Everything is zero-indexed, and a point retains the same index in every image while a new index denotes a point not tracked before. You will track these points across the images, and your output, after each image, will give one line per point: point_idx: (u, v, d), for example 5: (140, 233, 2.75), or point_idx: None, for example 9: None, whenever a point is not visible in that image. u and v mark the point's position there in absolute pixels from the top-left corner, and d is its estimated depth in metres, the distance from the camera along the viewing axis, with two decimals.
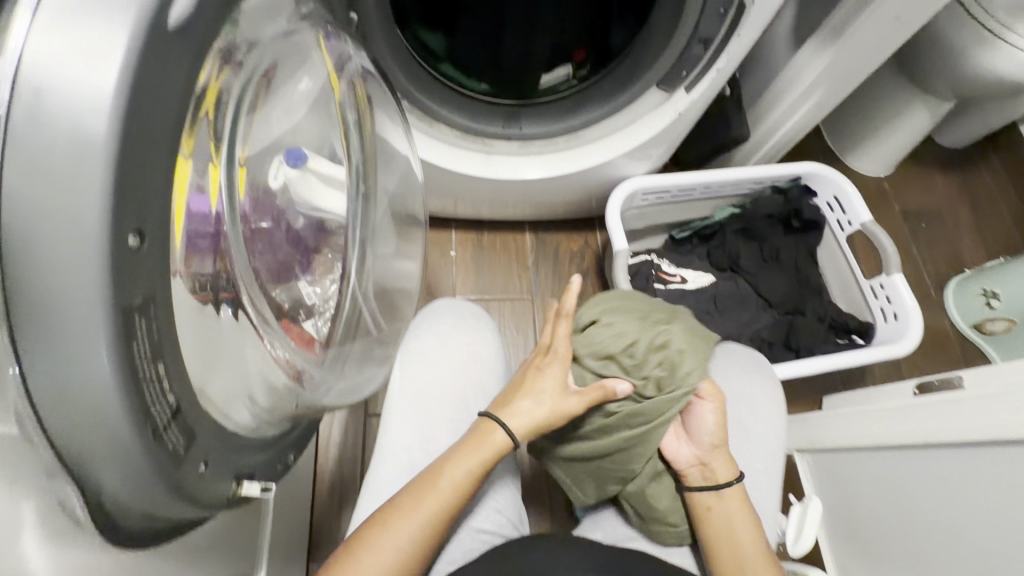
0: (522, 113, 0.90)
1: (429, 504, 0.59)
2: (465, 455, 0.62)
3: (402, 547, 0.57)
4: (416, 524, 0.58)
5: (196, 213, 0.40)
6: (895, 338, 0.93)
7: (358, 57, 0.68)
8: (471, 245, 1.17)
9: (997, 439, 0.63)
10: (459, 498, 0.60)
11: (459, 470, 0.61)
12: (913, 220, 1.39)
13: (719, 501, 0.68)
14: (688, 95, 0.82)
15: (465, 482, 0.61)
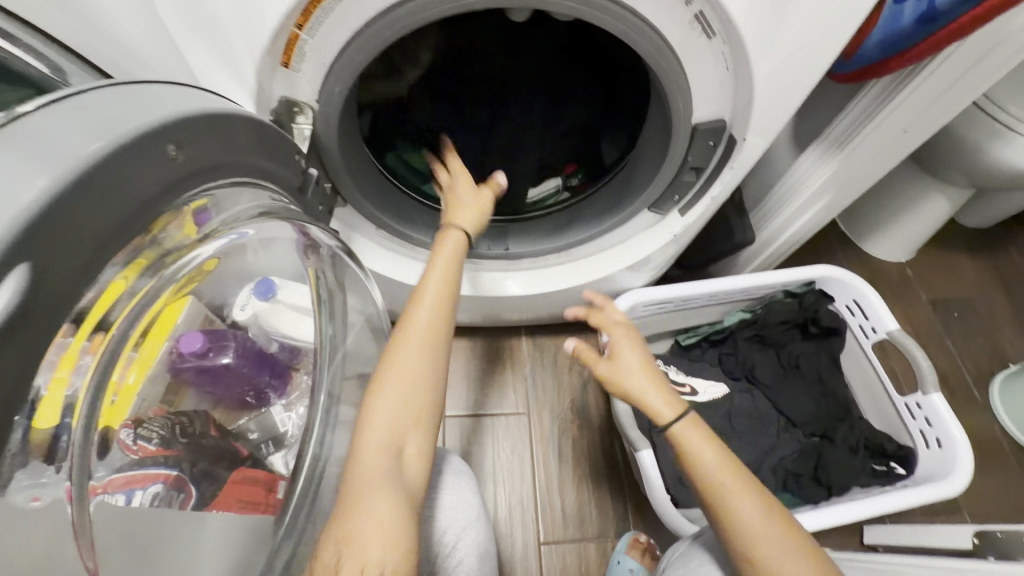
0: (510, 231, 0.87)
1: (413, 342, 0.59)
2: (420, 295, 0.63)
3: (403, 388, 0.56)
4: (411, 361, 0.58)
5: (52, 442, 0.35)
6: (941, 470, 0.81)
7: (327, 241, 0.67)
8: (463, 353, 1.11)
9: None
10: (438, 320, 0.61)
11: (421, 309, 0.62)
12: (943, 309, 1.28)
13: (693, 441, 0.63)
14: (682, 218, 0.77)
15: (434, 318, 0.61)
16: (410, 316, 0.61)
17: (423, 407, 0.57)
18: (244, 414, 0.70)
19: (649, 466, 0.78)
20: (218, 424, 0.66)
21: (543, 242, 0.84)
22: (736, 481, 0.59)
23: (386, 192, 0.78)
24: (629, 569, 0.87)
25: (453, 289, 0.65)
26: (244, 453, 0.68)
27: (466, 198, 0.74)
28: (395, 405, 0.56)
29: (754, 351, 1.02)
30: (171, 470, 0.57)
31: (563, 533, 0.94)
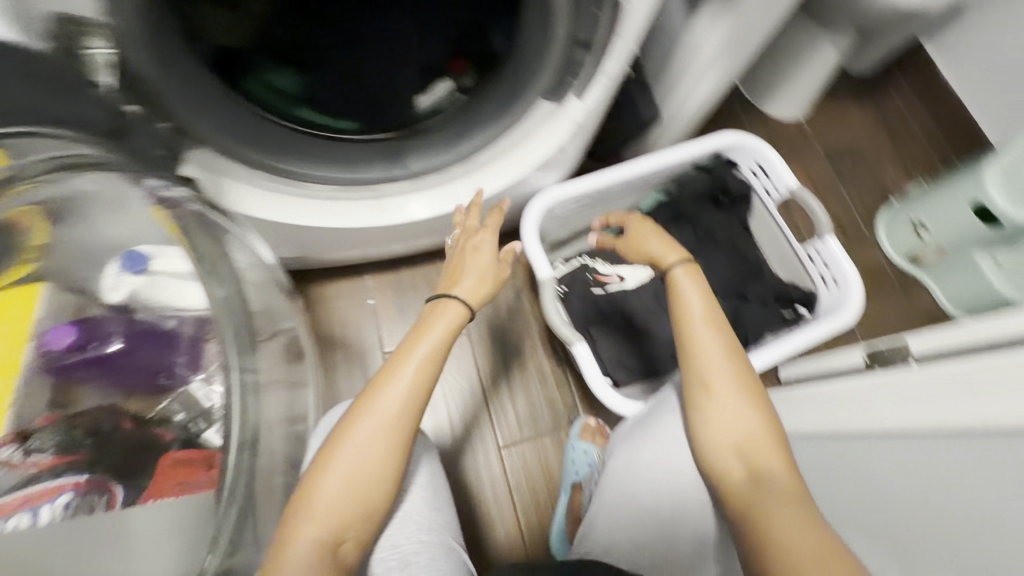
0: (410, 148, 0.78)
1: (377, 422, 0.53)
2: (399, 367, 0.56)
3: (354, 471, 0.52)
4: (367, 445, 0.53)
5: None
6: (837, 305, 0.90)
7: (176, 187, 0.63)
8: (390, 286, 1.06)
9: (928, 433, 0.59)
10: (412, 406, 0.55)
11: (398, 382, 0.55)
12: (836, 159, 1.36)
13: (684, 285, 0.68)
14: (581, 102, 0.72)
15: (407, 401, 0.55)
16: (381, 391, 0.55)
17: (375, 496, 0.53)
18: (166, 396, 0.71)
19: (585, 358, 0.81)
20: (133, 415, 0.68)
21: (439, 153, 0.77)
22: (712, 341, 0.63)
23: (241, 119, 0.67)
24: (583, 451, 0.93)
25: (437, 366, 0.58)
26: (169, 435, 0.69)
27: (481, 269, 0.66)
28: (348, 477, 0.52)
29: (671, 232, 1.04)
30: (78, 476, 0.60)
31: (519, 434, 0.99)
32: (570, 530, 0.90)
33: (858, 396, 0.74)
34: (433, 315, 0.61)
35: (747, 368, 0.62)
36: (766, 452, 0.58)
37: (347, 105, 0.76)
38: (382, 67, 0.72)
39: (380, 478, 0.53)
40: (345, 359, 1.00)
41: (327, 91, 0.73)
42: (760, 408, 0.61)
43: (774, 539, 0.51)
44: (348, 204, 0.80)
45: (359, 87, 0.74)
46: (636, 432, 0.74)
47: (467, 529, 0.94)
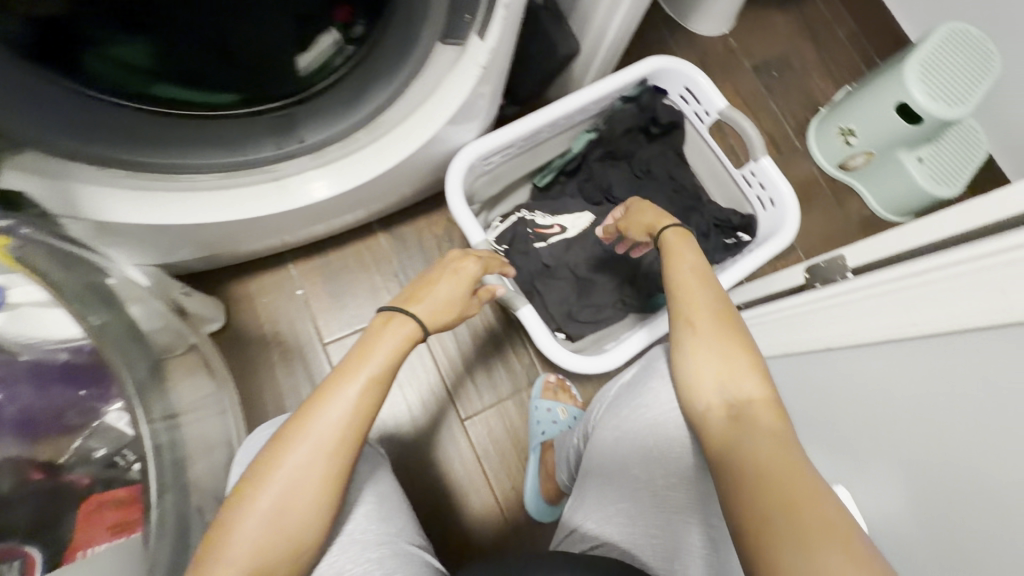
0: (300, 118, 0.68)
1: (308, 454, 0.49)
2: (337, 390, 0.51)
3: (277, 507, 0.47)
4: (298, 473, 0.48)
5: None
6: (777, 225, 0.89)
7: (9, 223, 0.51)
8: (318, 272, 0.98)
9: (881, 340, 0.62)
10: (348, 436, 0.50)
11: (333, 407, 0.50)
12: (764, 72, 1.33)
13: (680, 246, 0.68)
14: (483, 41, 0.64)
15: (348, 426, 0.50)
16: (314, 416, 0.50)
17: (302, 536, 0.48)
18: (76, 435, 0.64)
19: (532, 320, 0.78)
20: (41, 464, 0.60)
21: (337, 120, 0.68)
22: (699, 293, 0.62)
23: (97, 115, 0.58)
24: (547, 410, 0.93)
25: (380, 390, 0.53)
26: (85, 481, 0.62)
27: (450, 292, 0.61)
28: (275, 509, 0.47)
29: (604, 172, 0.99)
30: None
31: (481, 403, 0.97)
32: (545, 492, 0.89)
33: (809, 315, 0.75)
34: (389, 329, 0.56)
35: (735, 317, 0.60)
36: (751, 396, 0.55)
37: (223, 80, 0.64)
38: (255, 36, 0.59)
39: (308, 516, 0.48)
40: (283, 359, 0.93)
41: (189, 58, 0.59)
42: (747, 353, 0.57)
43: (757, 478, 0.47)
44: (240, 190, 0.70)
45: (229, 54, 0.60)
46: (624, 397, 0.66)
47: (442, 505, 0.93)
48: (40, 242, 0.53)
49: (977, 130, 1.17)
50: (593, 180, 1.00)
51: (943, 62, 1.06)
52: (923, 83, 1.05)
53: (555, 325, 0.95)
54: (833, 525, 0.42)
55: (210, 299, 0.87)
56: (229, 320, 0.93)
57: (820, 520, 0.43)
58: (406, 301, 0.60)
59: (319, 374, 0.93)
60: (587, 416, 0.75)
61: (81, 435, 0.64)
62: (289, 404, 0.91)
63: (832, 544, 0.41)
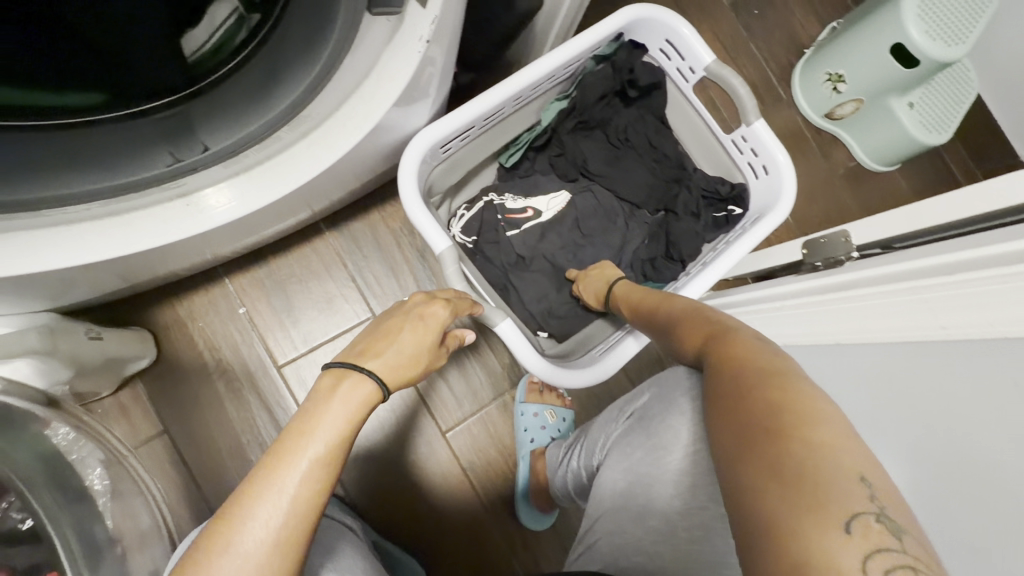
0: (200, 119, 0.55)
1: (233, 575, 0.38)
2: (272, 481, 0.41)
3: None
4: None
5: None
6: (771, 197, 0.81)
7: None
8: (259, 286, 0.85)
9: (901, 341, 0.56)
10: (288, 541, 0.40)
11: (265, 501, 0.40)
12: (745, 11, 1.20)
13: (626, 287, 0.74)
14: (425, 11, 0.50)
15: (290, 523, 0.40)
16: (240, 520, 0.39)
17: None
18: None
19: (512, 336, 0.69)
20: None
21: (252, 116, 0.55)
22: (665, 304, 0.64)
23: None
24: (534, 414, 0.87)
25: (330, 471, 0.44)
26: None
27: (415, 344, 0.55)
28: None
29: (577, 145, 0.87)
30: None
31: (461, 413, 0.89)
32: (535, 500, 0.85)
33: (816, 304, 0.69)
34: (343, 386, 0.48)
35: (700, 307, 0.60)
36: (710, 339, 0.52)
37: (89, 76, 0.49)
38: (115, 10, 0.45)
39: None
40: (232, 389, 0.82)
41: (33, 50, 0.44)
42: (706, 323, 0.55)
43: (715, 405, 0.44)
44: (138, 215, 0.56)
45: (89, 42, 0.46)
46: (633, 432, 0.60)
47: (428, 524, 0.87)
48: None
49: (969, 69, 1.09)
50: (565, 155, 0.88)
51: None
52: (919, 20, 0.95)
53: (534, 325, 0.86)
54: (781, 414, 0.38)
55: (129, 333, 0.74)
56: (160, 351, 0.80)
57: (773, 411, 0.39)
58: (362, 356, 0.52)
59: (275, 402, 0.83)
60: (584, 447, 0.71)
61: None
62: (246, 439, 0.81)
63: (780, 439, 0.37)
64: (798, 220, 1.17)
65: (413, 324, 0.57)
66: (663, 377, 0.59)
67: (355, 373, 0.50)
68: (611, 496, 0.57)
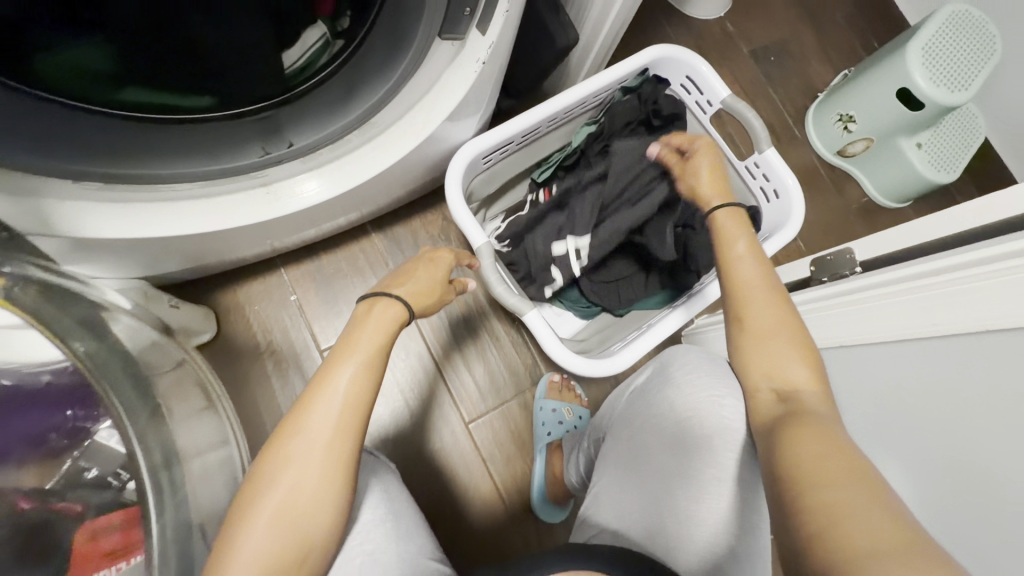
0: (287, 120, 0.65)
1: (304, 452, 0.45)
2: (329, 379, 0.48)
3: (278, 517, 0.44)
4: (300, 468, 0.45)
5: None
6: (782, 218, 0.87)
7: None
8: (310, 278, 0.94)
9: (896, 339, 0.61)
10: (345, 427, 0.47)
11: (326, 395, 0.48)
12: (762, 57, 1.30)
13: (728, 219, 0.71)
14: (484, 37, 0.60)
15: (348, 412, 0.48)
16: (308, 410, 0.47)
17: (318, 530, 0.45)
18: (66, 457, 0.65)
19: (539, 325, 0.76)
20: (33, 494, 0.60)
21: (331, 119, 0.65)
22: (756, 279, 0.63)
23: (80, 132, 0.54)
24: (552, 410, 0.92)
25: (376, 372, 0.51)
26: (80, 504, 0.63)
27: (432, 278, 0.63)
28: (280, 505, 0.44)
29: (634, 140, 0.84)
30: None
31: (483, 406, 0.95)
32: (550, 493, 0.88)
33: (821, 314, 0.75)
34: (374, 311, 0.55)
35: (790, 304, 0.60)
36: (798, 375, 0.54)
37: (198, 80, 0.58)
38: (222, 26, 0.53)
39: (317, 510, 0.45)
40: (277, 369, 0.90)
41: (161, 59, 0.54)
42: (806, 349, 0.56)
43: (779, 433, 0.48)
44: (231, 197, 0.66)
45: (205, 56, 0.56)
46: (638, 399, 0.67)
47: (449, 511, 0.91)
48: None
49: (976, 115, 1.17)
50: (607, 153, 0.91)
51: (946, 45, 1.04)
52: (925, 68, 1.03)
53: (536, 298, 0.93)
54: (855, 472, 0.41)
55: (198, 308, 0.84)
56: (220, 329, 0.89)
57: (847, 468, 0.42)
58: (386, 287, 0.59)
59: None
60: (599, 423, 0.76)
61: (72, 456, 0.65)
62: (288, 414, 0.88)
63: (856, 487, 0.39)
64: (811, 248, 1.23)
65: (426, 264, 0.64)
66: (668, 356, 0.67)
67: (380, 297, 0.56)
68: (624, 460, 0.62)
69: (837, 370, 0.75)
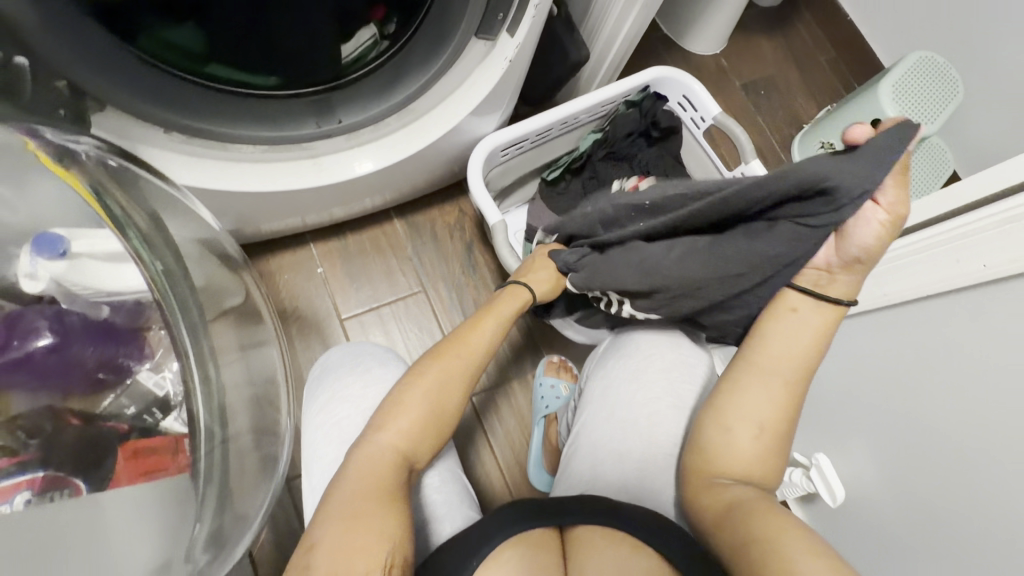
0: (337, 102, 0.75)
1: (452, 371, 0.64)
2: (481, 326, 0.69)
3: (421, 413, 0.60)
4: (444, 379, 0.63)
5: None
6: None
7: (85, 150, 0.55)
8: (337, 254, 1.03)
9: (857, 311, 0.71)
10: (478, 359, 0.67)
11: (477, 338, 0.68)
12: (753, 90, 1.44)
13: (805, 308, 0.61)
14: (512, 39, 0.72)
15: (486, 347, 0.68)
16: (463, 342, 0.67)
17: (443, 426, 0.62)
18: (109, 392, 0.64)
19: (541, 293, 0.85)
20: (81, 410, 0.62)
21: (375, 105, 0.76)
22: (787, 370, 0.60)
23: (165, 93, 0.64)
24: (551, 386, 0.99)
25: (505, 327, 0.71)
26: (126, 427, 0.63)
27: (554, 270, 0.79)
28: (425, 402, 0.61)
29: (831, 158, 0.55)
30: (36, 472, 0.56)
31: (487, 379, 1.03)
32: (548, 460, 0.95)
33: None
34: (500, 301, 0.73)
35: (796, 400, 0.60)
36: (758, 471, 0.58)
37: (267, 61, 0.69)
38: (297, 17, 0.64)
39: (450, 413, 0.63)
40: (301, 333, 0.98)
41: (241, 43, 0.65)
42: (777, 453, 0.59)
43: (727, 514, 0.54)
44: (284, 164, 0.77)
45: (278, 44, 0.67)
46: (617, 344, 0.77)
47: None
48: (59, 144, 0.54)
49: (945, 148, 1.29)
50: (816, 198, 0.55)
51: (914, 86, 1.17)
52: (894, 102, 1.16)
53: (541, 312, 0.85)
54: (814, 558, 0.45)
55: None
56: None
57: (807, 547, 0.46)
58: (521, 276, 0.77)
59: None
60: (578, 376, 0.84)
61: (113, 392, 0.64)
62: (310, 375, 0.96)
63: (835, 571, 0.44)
64: None
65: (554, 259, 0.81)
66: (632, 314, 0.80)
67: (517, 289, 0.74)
68: (599, 397, 0.72)
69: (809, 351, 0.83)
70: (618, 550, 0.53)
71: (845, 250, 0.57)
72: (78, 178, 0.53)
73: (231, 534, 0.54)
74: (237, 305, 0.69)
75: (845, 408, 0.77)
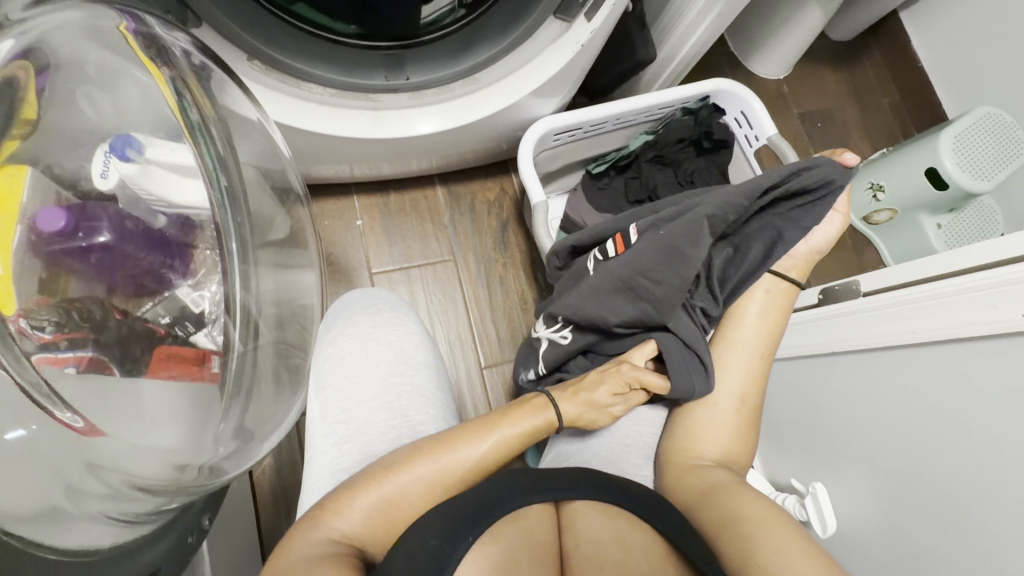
0: (408, 59, 0.77)
1: (436, 464, 0.60)
2: (483, 431, 0.64)
3: (386, 497, 0.57)
4: (424, 471, 0.59)
5: None
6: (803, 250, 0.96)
7: (177, 43, 0.58)
8: (376, 210, 1.06)
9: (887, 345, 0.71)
10: (451, 482, 0.60)
11: (473, 442, 0.62)
12: (810, 121, 1.43)
13: (773, 292, 0.73)
14: (587, 24, 0.75)
15: (487, 456, 0.62)
16: (461, 445, 0.62)
17: (411, 511, 0.57)
18: (150, 300, 0.56)
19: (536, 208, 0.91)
20: (122, 308, 0.53)
21: (442, 68, 0.78)
22: (757, 344, 0.71)
23: (255, 21, 0.67)
24: None
25: (517, 445, 0.65)
26: (162, 331, 0.56)
27: (598, 398, 0.69)
28: (397, 489, 0.57)
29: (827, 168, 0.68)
30: (83, 352, 0.47)
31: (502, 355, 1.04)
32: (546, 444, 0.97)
33: (821, 326, 0.83)
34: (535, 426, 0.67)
35: (765, 373, 0.71)
36: (730, 451, 0.68)
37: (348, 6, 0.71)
38: None
39: (421, 502, 0.58)
40: (332, 279, 1.01)
41: None
42: (748, 432, 0.69)
43: (710, 493, 0.62)
44: (347, 111, 0.79)
45: None
46: None
47: None
48: (150, 36, 0.56)
49: (995, 211, 1.26)
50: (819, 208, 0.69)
51: (976, 141, 1.16)
52: (954, 155, 1.15)
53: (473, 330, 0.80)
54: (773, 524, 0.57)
55: None
56: None
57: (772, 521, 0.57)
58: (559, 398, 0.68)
59: None
60: None
61: (150, 302, 0.56)
62: None
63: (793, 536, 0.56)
64: None
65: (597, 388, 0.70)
66: None
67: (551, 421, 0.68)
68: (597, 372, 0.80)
69: (821, 379, 0.84)
70: (613, 525, 0.56)
71: (815, 239, 0.72)
72: (167, 83, 0.56)
73: (252, 430, 0.60)
74: (283, 236, 0.71)
75: (850, 439, 0.78)
